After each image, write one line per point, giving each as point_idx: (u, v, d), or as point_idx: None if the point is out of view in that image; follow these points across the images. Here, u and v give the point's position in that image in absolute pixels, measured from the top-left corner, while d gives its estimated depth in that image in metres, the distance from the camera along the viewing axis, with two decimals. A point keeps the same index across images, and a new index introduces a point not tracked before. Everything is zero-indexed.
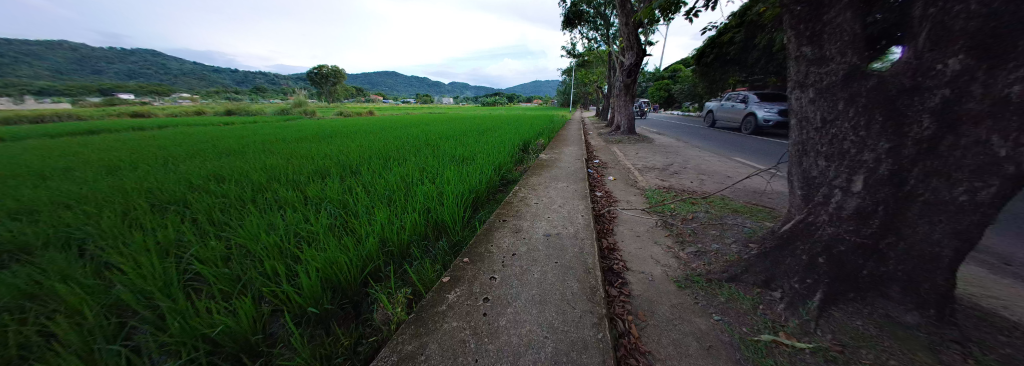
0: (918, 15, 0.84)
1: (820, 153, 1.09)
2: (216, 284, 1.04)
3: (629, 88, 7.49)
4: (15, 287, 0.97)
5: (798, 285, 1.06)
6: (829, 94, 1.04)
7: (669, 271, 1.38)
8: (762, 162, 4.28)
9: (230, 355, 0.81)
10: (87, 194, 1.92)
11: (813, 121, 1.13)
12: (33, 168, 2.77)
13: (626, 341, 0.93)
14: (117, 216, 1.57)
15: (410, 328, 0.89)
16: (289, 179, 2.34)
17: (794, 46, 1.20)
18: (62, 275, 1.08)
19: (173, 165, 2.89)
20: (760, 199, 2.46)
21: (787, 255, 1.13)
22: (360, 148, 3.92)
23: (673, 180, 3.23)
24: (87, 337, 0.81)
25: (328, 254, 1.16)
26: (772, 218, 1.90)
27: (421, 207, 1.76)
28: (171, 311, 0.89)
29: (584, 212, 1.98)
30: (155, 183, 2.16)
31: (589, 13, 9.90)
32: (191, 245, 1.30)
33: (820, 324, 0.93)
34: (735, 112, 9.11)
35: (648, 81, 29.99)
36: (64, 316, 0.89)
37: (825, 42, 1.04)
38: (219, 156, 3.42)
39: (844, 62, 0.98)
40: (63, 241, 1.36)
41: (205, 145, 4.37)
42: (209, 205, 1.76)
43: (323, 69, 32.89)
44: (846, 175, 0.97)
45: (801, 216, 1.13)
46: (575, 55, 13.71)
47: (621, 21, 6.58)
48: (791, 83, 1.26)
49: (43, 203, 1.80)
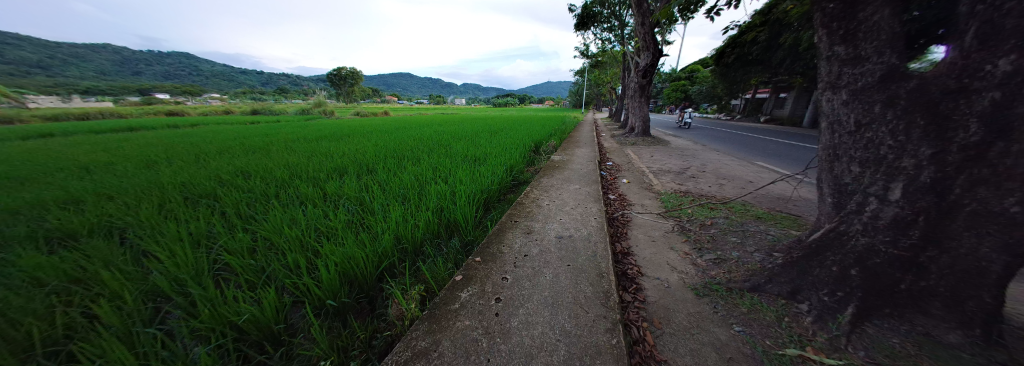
0: (965, 13, 0.78)
1: (852, 158, 1.03)
2: (242, 275, 1.10)
3: (644, 89, 7.31)
4: (64, 273, 1.06)
5: (827, 298, 1.00)
6: (865, 96, 0.97)
7: (685, 278, 1.34)
8: (790, 167, 4.09)
9: (255, 342, 0.85)
10: (128, 187, 2.08)
11: (846, 124, 1.06)
12: (80, 162, 3.02)
13: (640, 348, 0.91)
14: (154, 208, 1.69)
15: (424, 324, 0.90)
16: (309, 175, 2.44)
17: (825, 46, 1.14)
18: (105, 261, 1.16)
19: (204, 161, 3.07)
20: (784, 206, 2.34)
21: (816, 266, 1.07)
22: (376, 147, 4.03)
23: (690, 184, 3.14)
24: (127, 320, 0.87)
25: (347, 249, 1.20)
26: (799, 226, 1.81)
27: (434, 206, 1.79)
28: (203, 298, 0.95)
29: (598, 216, 1.94)
30: (188, 178, 2.31)
31: (603, 13, 9.76)
32: (220, 236, 1.38)
33: (852, 340, 0.87)
34: (787, 156, 5.03)
35: (664, 83, 29.20)
36: (106, 299, 0.96)
37: (860, 41, 0.98)
38: (245, 153, 3.62)
39: (882, 62, 0.92)
40: (106, 230, 1.48)
41: (230, 143, 4.60)
42: (238, 199, 1.86)
43: (343, 72, 34.13)
44: (882, 182, 0.91)
45: (833, 225, 1.08)
46: (588, 55, 13.48)
47: (637, 20, 6.40)
48: (822, 84, 1.19)
49: (90, 193, 1.95)
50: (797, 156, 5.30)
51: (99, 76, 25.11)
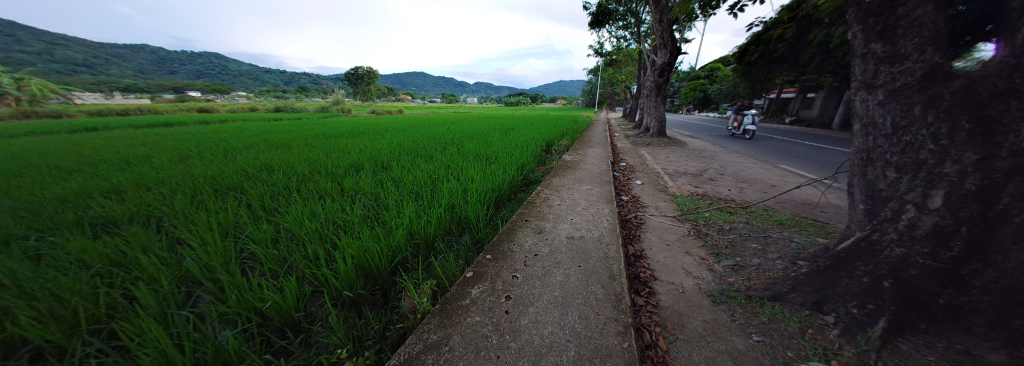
0: (1021, 6, 0.71)
1: (888, 162, 0.97)
2: (266, 264, 1.16)
3: (660, 88, 7.12)
4: (109, 257, 1.15)
5: (856, 310, 0.94)
6: (903, 96, 0.90)
7: (701, 284, 1.30)
8: (818, 172, 3.87)
9: (276, 328, 0.90)
10: (164, 179, 2.23)
11: (882, 127, 0.99)
12: (124, 154, 3.27)
13: (652, 353, 0.89)
14: (187, 199, 1.80)
15: (435, 319, 0.92)
16: (328, 171, 2.53)
17: (860, 43, 1.07)
18: (144, 247, 1.25)
19: (232, 156, 3.25)
20: (811, 212, 2.22)
21: (845, 276, 1.01)
22: (391, 144, 4.14)
23: (708, 187, 3.03)
24: (163, 302, 0.94)
25: (363, 243, 1.23)
26: (827, 234, 1.71)
27: (447, 203, 1.82)
28: (230, 284, 1.01)
29: (610, 217, 1.91)
30: (218, 171, 2.45)
31: (618, 11, 9.58)
32: (246, 227, 1.46)
33: (883, 356, 0.81)
34: (816, 160, 4.75)
35: (682, 82, 28.30)
36: (145, 282, 1.04)
37: (898, 38, 0.92)
38: (269, 149, 3.80)
39: (923, 60, 0.85)
40: (145, 218, 1.59)
41: (256, 139, 4.84)
42: (262, 192, 1.96)
43: (361, 71, 35.13)
44: (922, 189, 0.84)
45: (864, 234, 1.01)
46: (602, 54, 13.28)
47: (655, 18, 6.24)
48: (855, 83, 1.12)
49: (131, 184, 2.11)
50: (827, 160, 4.99)
51: (140, 75, 27.01)
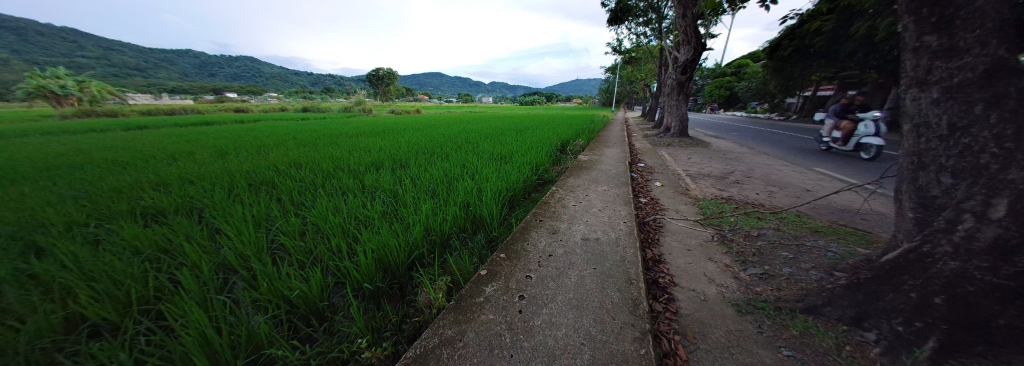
0: None
1: (942, 167, 0.87)
2: (294, 255, 1.23)
3: (683, 86, 6.83)
4: (158, 244, 1.27)
5: (902, 328, 0.86)
6: (961, 94, 0.81)
7: (724, 292, 1.24)
8: (860, 176, 3.55)
9: (302, 316, 0.95)
10: (205, 173, 2.42)
11: (935, 127, 0.90)
12: (171, 151, 3.58)
13: (671, 361, 0.86)
14: (224, 192, 1.94)
15: (449, 315, 0.93)
16: (349, 168, 2.64)
17: (911, 37, 0.98)
18: (187, 235, 1.36)
19: (264, 153, 3.47)
20: (851, 220, 2.04)
21: (890, 291, 0.93)
22: (409, 143, 4.24)
23: (734, 190, 2.87)
24: (202, 287, 1.02)
25: (382, 238, 1.28)
26: (869, 244, 1.57)
27: (462, 201, 1.84)
28: (261, 273, 1.08)
29: (627, 219, 1.86)
30: (251, 167, 2.62)
31: (639, 6, 9.29)
32: (276, 219, 1.55)
33: None
34: (859, 164, 4.35)
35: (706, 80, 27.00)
36: (188, 268, 1.13)
37: (957, 29, 0.83)
38: (297, 146, 4.01)
39: (986, 54, 0.77)
40: (188, 209, 1.73)
41: (285, 137, 5.13)
42: (290, 187, 2.08)
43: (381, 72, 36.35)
44: (981, 197, 0.75)
45: (913, 245, 0.92)
46: (621, 52, 12.93)
47: (678, 13, 5.99)
48: (906, 80, 1.02)
49: (176, 177, 2.30)
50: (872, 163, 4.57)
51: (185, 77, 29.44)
